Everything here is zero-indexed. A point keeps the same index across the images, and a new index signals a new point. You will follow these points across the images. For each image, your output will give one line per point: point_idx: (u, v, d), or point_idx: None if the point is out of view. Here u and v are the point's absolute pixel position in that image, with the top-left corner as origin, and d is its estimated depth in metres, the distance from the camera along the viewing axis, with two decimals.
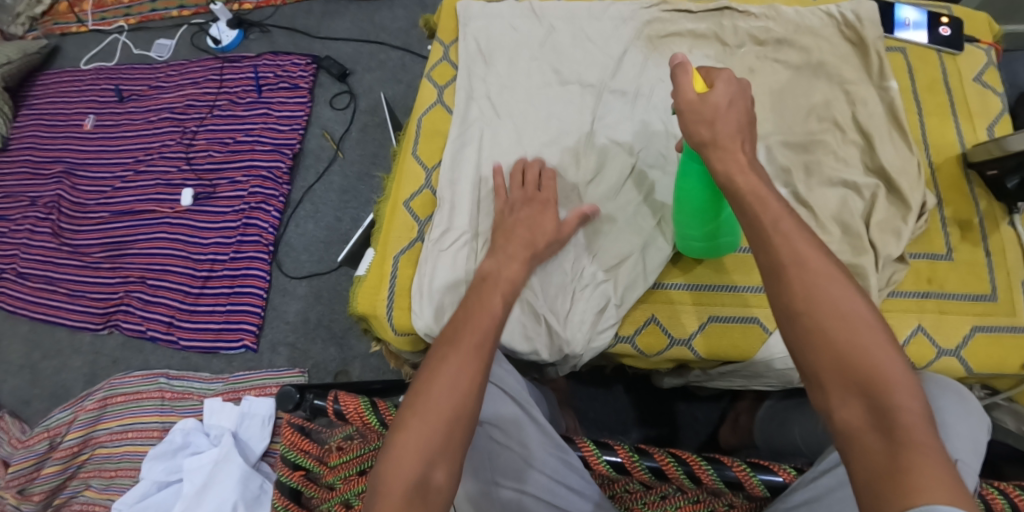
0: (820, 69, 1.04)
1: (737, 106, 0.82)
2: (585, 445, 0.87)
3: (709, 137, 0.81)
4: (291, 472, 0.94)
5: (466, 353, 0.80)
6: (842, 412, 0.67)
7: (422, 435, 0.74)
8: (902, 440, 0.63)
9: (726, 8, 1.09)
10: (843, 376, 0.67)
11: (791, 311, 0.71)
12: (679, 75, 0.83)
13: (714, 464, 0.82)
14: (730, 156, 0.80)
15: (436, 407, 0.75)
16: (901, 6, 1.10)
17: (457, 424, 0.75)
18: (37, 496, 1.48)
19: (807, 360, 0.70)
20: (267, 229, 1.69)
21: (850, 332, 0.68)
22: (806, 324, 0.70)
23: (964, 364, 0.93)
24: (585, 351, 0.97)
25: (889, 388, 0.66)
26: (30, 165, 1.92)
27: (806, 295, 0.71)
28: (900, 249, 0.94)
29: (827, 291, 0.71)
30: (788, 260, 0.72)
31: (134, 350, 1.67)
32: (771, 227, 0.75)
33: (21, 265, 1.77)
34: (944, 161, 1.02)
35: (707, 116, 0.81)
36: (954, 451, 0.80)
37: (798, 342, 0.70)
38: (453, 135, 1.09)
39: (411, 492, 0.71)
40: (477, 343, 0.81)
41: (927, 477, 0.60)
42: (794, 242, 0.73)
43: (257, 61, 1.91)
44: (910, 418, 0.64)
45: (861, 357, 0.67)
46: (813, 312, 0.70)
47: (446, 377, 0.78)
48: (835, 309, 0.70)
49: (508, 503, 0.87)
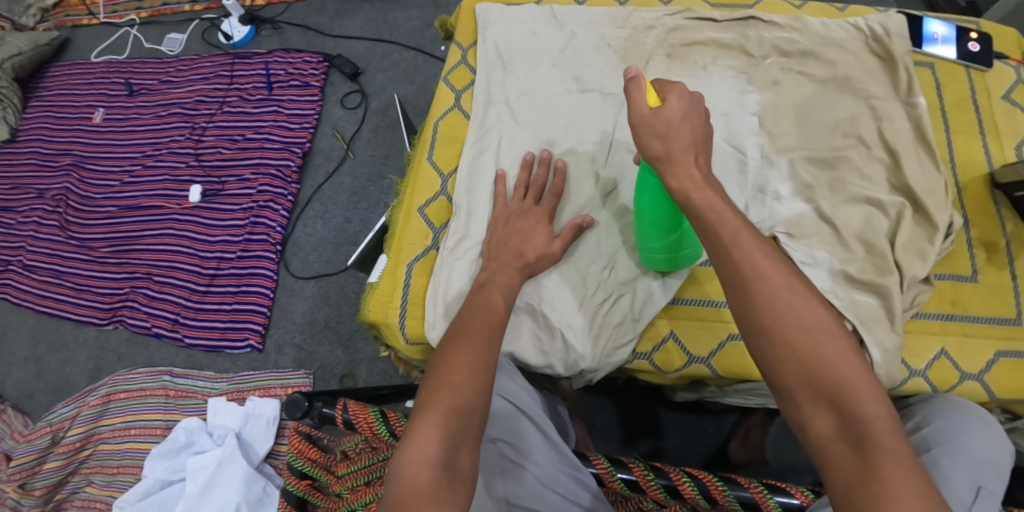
0: (846, 84, 1.02)
1: (690, 121, 0.81)
2: (599, 462, 0.86)
3: (662, 153, 0.80)
4: (297, 482, 0.93)
5: (477, 343, 0.80)
6: (813, 423, 0.69)
7: (441, 422, 0.73)
8: (874, 448, 0.65)
9: (751, 17, 1.08)
10: (812, 388, 0.69)
11: (759, 327, 0.72)
12: (632, 91, 0.81)
13: (730, 484, 0.81)
14: (682, 173, 0.78)
15: (456, 391, 0.75)
16: (929, 20, 1.08)
17: (473, 411, 0.74)
18: (37, 491, 1.47)
19: (776, 374, 0.71)
20: (275, 228, 1.68)
21: (814, 343, 0.70)
22: (772, 338, 0.71)
23: (987, 389, 0.91)
24: (601, 365, 0.96)
25: (856, 397, 0.68)
26: (38, 157, 1.91)
27: (770, 309, 0.72)
28: (925, 270, 0.92)
29: (790, 304, 0.72)
30: (750, 274, 0.73)
31: (139, 347, 1.65)
32: (729, 240, 0.75)
33: (27, 258, 1.76)
34: (971, 181, 1.00)
35: (659, 131, 0.80)
36: (978, 478, 0.78)
37: (766, 357, 0.72)
38: (470, 141, 1.07)
39: (439, 474, 0.69)
40: (483, 337, 0.81)
41: (901, 484, 0.63)
42: (754, 257, 0.74)
43: (269, 57, 1.89)
44: (878, 425, 0.67)
45: (827, 368, 0.69)
46: (780, 327, 0.71)
47: (461, 363, 0.77)
48: (799, 322, 0.71)
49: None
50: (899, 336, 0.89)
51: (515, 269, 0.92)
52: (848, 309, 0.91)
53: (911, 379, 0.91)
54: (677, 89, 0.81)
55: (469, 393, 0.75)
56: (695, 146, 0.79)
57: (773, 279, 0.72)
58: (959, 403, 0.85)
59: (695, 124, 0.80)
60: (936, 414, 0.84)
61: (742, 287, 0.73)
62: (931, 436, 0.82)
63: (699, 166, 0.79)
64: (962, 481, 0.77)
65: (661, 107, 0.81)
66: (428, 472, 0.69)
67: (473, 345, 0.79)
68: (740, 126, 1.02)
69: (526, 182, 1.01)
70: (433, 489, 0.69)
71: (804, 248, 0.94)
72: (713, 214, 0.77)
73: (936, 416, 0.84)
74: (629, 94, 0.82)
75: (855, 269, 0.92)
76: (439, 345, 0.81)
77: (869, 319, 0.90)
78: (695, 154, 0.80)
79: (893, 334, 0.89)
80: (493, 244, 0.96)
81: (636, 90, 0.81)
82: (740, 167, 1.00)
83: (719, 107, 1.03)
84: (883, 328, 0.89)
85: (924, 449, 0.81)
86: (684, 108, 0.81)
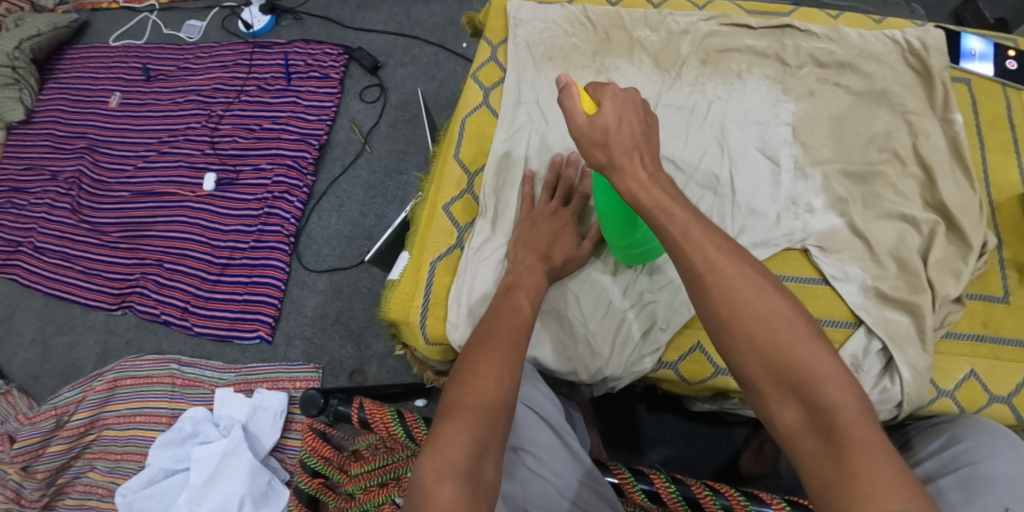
0: (883, 97, 1.00)
1: (627, 119, 0.79)
2: (619, 471, 0.84)
3: (605, 161, 0.79)
4: (309, 479, 0.92)
5: (502, 346, 0.79)
6: (782, 415, 0.68)
7: (466, 428, 0.71)
8: (844, 439, 0.64)
9: (788, 26, 1.06)
10: (776, 379, 0.68)
11: (717, 321, 0.71)
12: (565, 101, 0.81)
13: (753, 500, 0.80)
14: (629, 176, 0.77)
15: (481, 397, 0.74)
16: (967, 36, 1.06)
17: (495, 417, 0.73)
18: (40, 474, 1.46)
19: (741, 367, 0.70)
20: (289, 220, 1.67)
21: (773, 333, 0.69)
22: (731, 330, 0.70)
23: (1015, 412, 0.90)
24: (625, 374, 0.95)
25: (821, 386, 0.66)
26: (53, 139, 1.90)
27: (727, 302, 0.70)
28: (958, 290, 0.90)
29: (746, 294, 0.70)
30: (703, 268, 0.72)
31: (147, 333, 1.64)
32: (680, 236, 0.74)
33: (38, 239, 1.76)
34: (1005, 200, 0.99)
35: (599, 140, 0.79)
36: (1006, 500, 0.75)
37: (726, 350, 0.71)
38: (501, 140, 1.06)
39: (461, 481, 0.68)
40: (512, 344, 0.79)
41: (875, 479, 0.61)
42: (706, 250, 0.72)
43: (289, 48, 1.88)
44: (846, 415, 0.65)
45: (788, 357, 0.68)
46: (737, 319, 0.69)
47: (487, 368, 0.76)
48: (756, 312, 0.69)
49: None
50: (930, 357, 0.88)
51: (537, 264, 0.91)
52: (879, 326, 0.89)
53: (938, 399, 0.90)
54: (609, 90, 0.80)
55: (491, 399, 0.74)
56: (638, 146, 0.78)
57: (726, 272, 0.71)
58: (989, 425, 0.83)
59: (632, 125, 0.79)
60: (965, 433, 0.82)
61: (696, 282, 0.72)
62: (960, 455, 0.80)
63: (644, 165, 0.78)
64: (988, 502, 0.75)
65: (596, 113, 0.80)
66: (452, 483, 0.68)
67: (498, 351, 0.78)
68: (774, 136, 1.00)
69: (553, 183, 1.00)
70: (456, 498, 0.67)
71: (835, 263, 0.93)
72: (661, 211, 0.76)
73: (965, 435, 0.82)
74: (563, 106, 0.81)
75: (887, 286, 0.91)
76: (465, 348, 0.80)
77: (901, 338, 0.88)
78: (639, 153, 0.79)
79: (924, 354, 0.88)
80: (513, 249, 0.95)
81: (570, 101, 0.80)
82: (774, 178, 0.98)
83: (753, 116, 1.02)
84: (914, 348, 0.88)
85: (951, 468, 0.80)
86: (618, 108, 0.79)
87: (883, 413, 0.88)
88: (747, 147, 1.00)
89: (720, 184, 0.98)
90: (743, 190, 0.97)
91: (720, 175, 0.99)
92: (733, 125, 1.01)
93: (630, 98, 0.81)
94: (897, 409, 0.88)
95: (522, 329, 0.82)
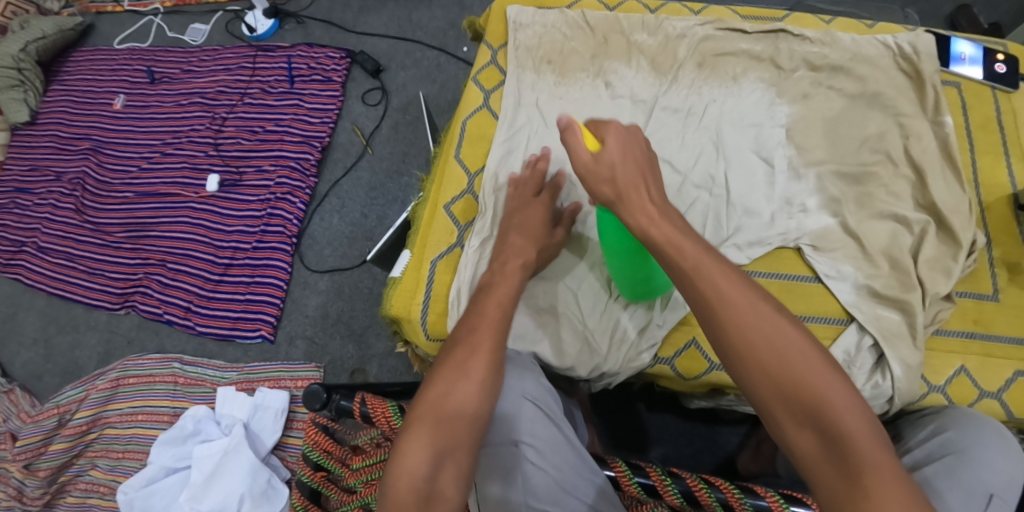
0: (876, 100, 1.02)
1: (631, 152, 0.84)
2: (617, 465, 0.89)
3: (613, 197, 0.82)
4: (312, 473, 0.95)
5: (474, 354, 0.81)
6: (797, 442, 0.70)
7: (429, 442, 0.76)
8: (858, 464, 0.67)
9: (782, 30, 1.08)
10: (791, 407, 0.69)
11: (730, 351, 0.72)
12: (569, 139, 0.85)
13: (747, 493, 0.84)
14: (637, 210, 0.80)
15: (446, 406, 0.78)
16: (957, 40, 1.08)
17: (462, 433, 0.77)
18: (42, 472, 1.48)
19: (756, 396, 0.71)
20: (291, 220, 1.68)
21: (787, 362, 0.70)
22: (745, 360, 0.71)
23: (1007, 408, 0.91)
24: (623, 369, 0.96)
25: (836, 413, 0.68)
26: (57, 140, 1.92)
27: (738, 331, 0.72)
28: (949, 287, 0.92)
29: (759, 323, 0.72)
30: (713, 298, 0.73)
31: (150, 333, 1.66)
32: (690, 271, 0.75)
33: (42, 239, 1.77)
34: (995, 201, 1.01)
35: (605, 176, 0.83)
36: (992, 486, 0.80)
37: (741, 379, 0.72)
38: (497, 145, 1.07)
39: (418, 487, 0.74)
40: (490, 357, 0.81)
41: (891, 503, 0.64)
42: (717, 283, 0.73)
43: (292, 51, 1.91)
44: (859, 440, 0.67)
45: (803, 386, 0.69)
46: (751, 349, 0.71)
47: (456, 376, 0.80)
48: (769, 342, 0.71)
49: None
50: (921, 353, 0.89)
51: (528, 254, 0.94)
52: (871, 324, 0.91)
53: (929, 394, 0.92)
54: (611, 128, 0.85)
55: (460, 414, 0.78)
56: (644, 176, 0.82)
57: (736, 301, 0.73)
58: (976, 415, 0.86)
59: (637, 159, 0.83)
60: (952, 422, 0.85)
61: (709, 314, 0.73)
62: (947, 443, 0.84)
63: (653, 200, 0.81)
64: (975, 489, 0.79)
65: (600, 149, 0.84)
66: (410, 490, 0.73)
67: (475, 365, 0.80)
68: (769, 138, 1.02)
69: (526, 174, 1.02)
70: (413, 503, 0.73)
71: (828, 262, 0.95)
72: (673, 249, 0.77)
73: (952, 424, 0.85)
74: (567, 143, 0.85)
75: (879, 284, 0.93)
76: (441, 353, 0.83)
77: (892, 335, 0.90)
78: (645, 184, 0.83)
79: (916, 351, 0.89)
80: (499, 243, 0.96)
81: (573, 138, 0.85)
82: (768, 179, 1.00)
83: (749, 118, 1.04)
84: (905, 345, 0.90)
85: (938, 455, 0.83)
86: (621, 143, 0.84)
87: (875, 408, 0.90)
88: (743, 148, 1.02)
89: (716, 184, 1.00)
90: (739, 191, 0.99)
91: (716, 176, 1.01)
92: (729, 127, 1.03)
93: (631, 134, 0.86)
94: (889, 403, 0.90)
95: (501, 337, 0.84)
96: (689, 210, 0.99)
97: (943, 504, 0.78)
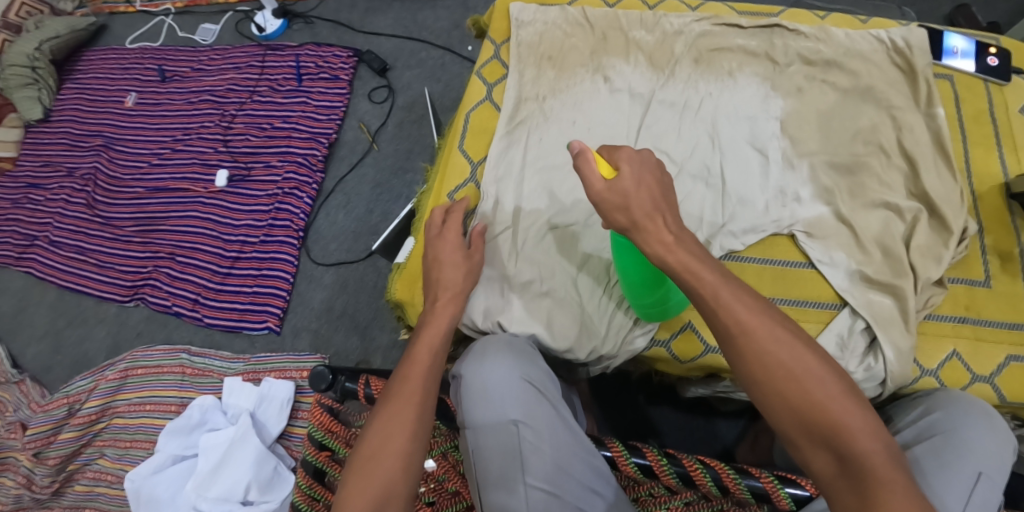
0: (869, 94, 1.05)
1: (645, 183, 0.84)
2: (614, 446, 0.93)
3: (627, 224, 0.84)
4: (316, 452, 0.97)
5: (409, 401, 0.85)
6: (814, 462, 0.75)
7: (363, 497, 0.80)
8: (874, 484, 0.72)
9: (777, 25, 1.11)
10: (808, 432, 0.75)
11: (751, 380, 0.78)
12: (583, 166, 0.85)
13: (742, 474, 0.90)
14: (654, 239, 0.82)
15: (382, 455, 0.82)
16: (950, 34, 1.11)
17: (396, 488, 0.81)
18: (51, 460, 1.52)
19: (775, 420, 0.77)
20: (298, 215, 1.72)
21: (805, 391, 0.75)
22: (765, 389, 0.77)
23: (998, 391, 0.94)
24: (619, 351, 0.99)
25: (850, 436, 0.73)
26: (70, 137, 1.97)
27: (759, 361, 0.77)
28: (940, 273, 0.95)
29: (779, 355, 0.77)
30: (734, 329, 0.78)
31: (159, 325, 1.69)
32: (710, 300, 0.79)
33: (54, 234, 1.81)
34: (987, 190, 1.03)
35: (619, 204, 0.83)
36: (980, 464, 0.83)
37: (762, 405, 0.78)
38: (497, 141, 1.10)
39: None
40: (421, 405, 0.84)
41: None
42: (736, 312, 0.78)
43: (300, 50, 1.94)
44: (875, 461, 0.73)
45: (820, 412, 0.75)
46: (770, 380, 0.76)
47: (392, 425, 0.83)
48: (787, 371, 0.76)
49: (535, 504, 0.87)
50: (913, 338, 0.91)
51: (460, 264, 0.97)
52: (864, 308, 0.94)
53: (922, 378, 0.95)
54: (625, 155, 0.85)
55: (394, 465, 0.81)
56: (658, 207, 0.83)
57: (756, 333, 0.78)
58: (965, 398, 0.88)
59: (651, 188, 0.84)
60: (940, 404, 0.89)
61: (729, 342, 0.79)
62: (934, 424, 0.87)
63: (669, 228, 0.83)
64: (964, 469, 0.82)
65: (615, 177, 0.84)
66: None
67: (406, 415, 0.84)
68: (763, 130, 1.05)
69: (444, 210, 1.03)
70: None
71: (821, 248, 0.98)
72: (689, 275, 0.81)
73: (940, 405, 0.88)
74: (581, 171, 0.85)
75: (871, 271, 0.95)
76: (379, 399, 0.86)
77: (885, 321, 0.92)
78: (660, 215, 0.84)
79: (908, 335, 0.91)
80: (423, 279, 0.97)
81: (588, 166, 0.84)
82: (763, 169, 1.03)
83: (744, 110, 1.06)
84: (898, 330, 0.92)
85: (927, 435, 0.87)
86: (636, 172, 0.85)
87: (867, 390, 0.92)
88: (738, 140, 1.04)
89: (711, 174, 1.03)
90: (734, 181, 1.02)
91: (712, 166, 1.03)
92: (724, 120, 1.06)
93: (644, 160, 0.86)
94: (882, 386, 0.92)
95: (431, 385, 0.87)
96: (685, 201, 1.01)
97: (930, 484, 0.82)
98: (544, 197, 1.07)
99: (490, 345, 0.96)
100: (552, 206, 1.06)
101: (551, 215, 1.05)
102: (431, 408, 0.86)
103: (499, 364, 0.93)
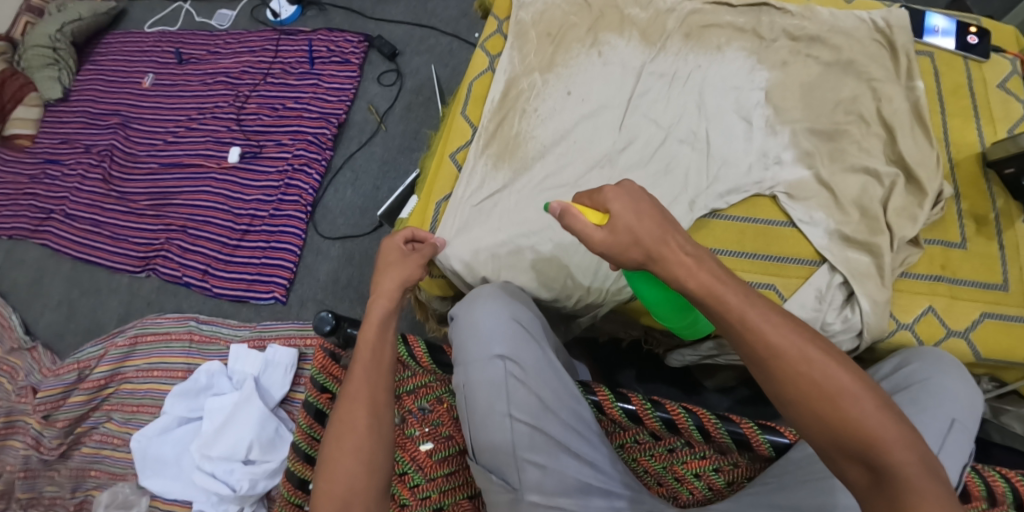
0: (850, 67, 1.10)
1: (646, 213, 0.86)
2: (602, 391, 0.99)
3: (642, 258, 0.85)
4: (318, 394, 1.03)
5: (359, 403, 0.90)
6: (849, 474, 0.75)
7: (332, 496, 0.84)
8: (909, 493, 0.70)
9: (765, 4, 1.16)
10: (842, 447, 0.74)
11: (785, 400, 0.77)
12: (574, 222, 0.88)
13: (724, 420, 0.95)
14: (673, 262, 0.83)
15: (341, 454, 0.87)
16: (932, 14, 1.17)
17: (362, 482, 0.86)
18: (60, 422, 1.57)
19: (809, 437, 0.76)
20: (307, 190, 1.78)
21: (839, 409, 0.74)
22: (796, 407, 0.76)
23: (972, 347, 0.99)
24: (608, 301, 1.06)
25: (885, 450, 0.72)
26: (87, 116, 2.04)
27: (798, 385, 0.76)
28: (915, 232, 1.00)
29: (811, 374, 0.75)
30: (765, 355, 0.77)
31: (169, 294, 1.75)
32: (738, 323, 0.79)
33: (69, 207, 1.88)
34: (964, 158, 1.09)
35: (629, 242, 0.85)
36: (953, 412, 0.88)
37: (797, 424, 0.77)
38: (489, 113, 1.17)
39: None
40: (369, 404, 0.89)
41: None
42: (767, 336, 0.77)
43: (313, 35, 2.01)
44: (909, 472, 0.71)
45: (853, 428, 0.73)
46: (806, 401, 0.75)
47: (348, 426, 0.88)
48: (819, 390, 0.75)
49: (535, 445, 0.93)
50: (887, 290, 0.98)
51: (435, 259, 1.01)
52: (841, 264, 1.00)
53: (898, 331, 1.00)
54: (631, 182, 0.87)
55: (356, 461, 0.86)
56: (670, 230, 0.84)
57: (787, 355, 0.76)
58: (939, 352, 0.93)
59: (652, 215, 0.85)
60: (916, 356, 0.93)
61: (761, 367, 0.78)
62: (911, 374, 0.92)
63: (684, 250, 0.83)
64: (938, 414, 0.87)
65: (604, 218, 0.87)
66: None
67: (357, 416, 0.88)
68: (748, 100, 1.11)
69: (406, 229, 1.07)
70: None
71: (803, 209, 1.04)
72: (712, 298, 0.81)
73: (915, 357, 0.93)
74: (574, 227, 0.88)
75: (849, 230, 1.01)
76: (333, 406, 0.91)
77: (860, 274, 0.99)
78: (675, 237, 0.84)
79: (883, 289, 0.97)
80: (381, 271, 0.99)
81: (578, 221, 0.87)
82: (746, 133, 1.09)
83: (730, 81, 1.12)
84: (873, 283, 0.98)
85: (904, 385, 0.91)
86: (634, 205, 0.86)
87: (845, 342, 0.98)
88: (724, 110, 1.10)
89: (698, 139, 1.10)
90: (718, 144, 1.08)
91: (699, 131, 1.10)
92: (712, 91, 1.12)
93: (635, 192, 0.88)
94: (858, 339, 0.99)
95: (377, 386, 0.91)
96: (670, 164, 1.08)
97: None
98: (534, 163, 1.12)
99: (484, 291, 1.02)
100: (548, 168, 1.11)
101: (543, 179, 1.11)
102: (384, 405, 0.91)
103: (501, 329, 0.97)
